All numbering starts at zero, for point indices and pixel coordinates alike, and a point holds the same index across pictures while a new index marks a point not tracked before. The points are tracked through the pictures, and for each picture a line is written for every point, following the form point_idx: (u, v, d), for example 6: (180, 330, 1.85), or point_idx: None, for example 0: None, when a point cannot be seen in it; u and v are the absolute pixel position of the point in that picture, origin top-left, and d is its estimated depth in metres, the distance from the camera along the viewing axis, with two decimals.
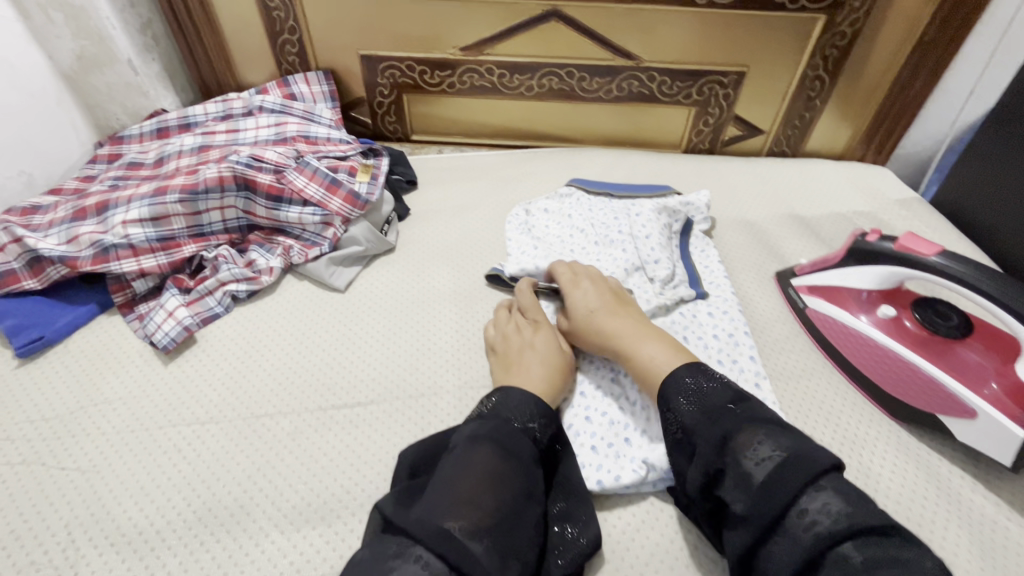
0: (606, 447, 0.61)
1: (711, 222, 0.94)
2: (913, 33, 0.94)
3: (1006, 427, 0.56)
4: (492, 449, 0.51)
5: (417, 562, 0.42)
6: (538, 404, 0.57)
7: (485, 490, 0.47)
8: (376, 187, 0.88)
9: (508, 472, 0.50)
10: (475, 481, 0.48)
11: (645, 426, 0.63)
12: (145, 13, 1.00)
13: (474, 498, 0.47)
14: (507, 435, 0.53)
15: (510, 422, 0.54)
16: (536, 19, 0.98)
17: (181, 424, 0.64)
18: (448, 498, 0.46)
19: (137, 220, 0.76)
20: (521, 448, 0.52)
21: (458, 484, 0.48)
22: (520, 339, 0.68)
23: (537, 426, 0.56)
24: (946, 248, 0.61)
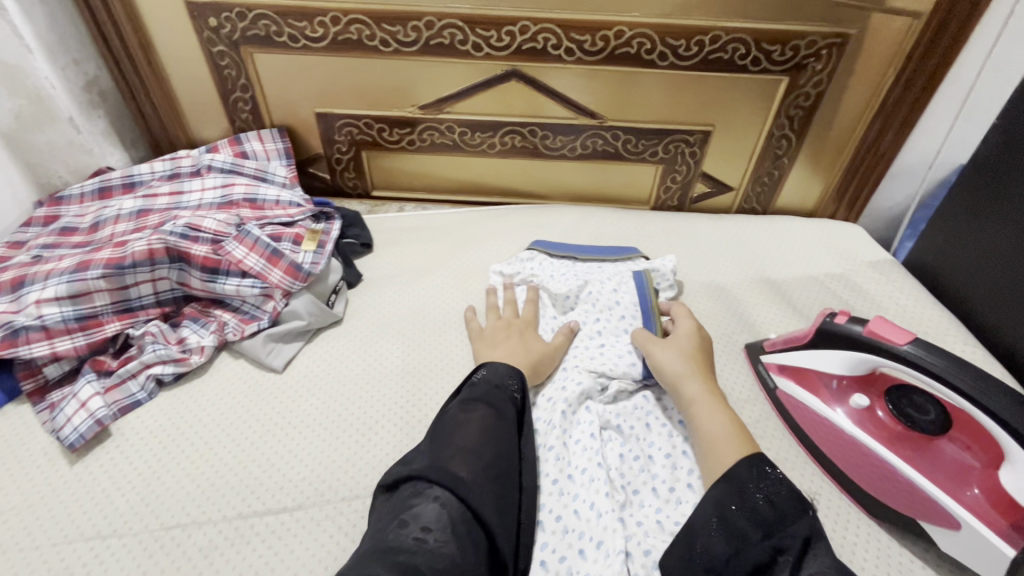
0: (557, 562, 0.56)
1: (678, 287, 0.90)
2: (877, 94, 0.93)
3: (993, 543, 0.51)
4: (485, 409, 0.57)
5: (434, 499, 0.48)
6: (518, 374, 0.63)
7: (483, 442, 0.54)
8: (322, 256, 0.83)
9: (501, 429, 0.56)
10: (475, 434, 0.54)
11: (602, 536, 0.57)
12: (90, 71, 0.96)
13: (475, 447, 0.53)
14: (495, 398, 0.59)
15: (497, 387, 0.61)
16: (496, 79, 0.95)
17: (80, 539, 0.57)
18: (453, 447, 0.52)
19: (53, 298, 0.70)
20: (507, 410, 0.59)
21: (459, 437, 0.54)
22: (506, 331, 0.76)
23: (520, 395, 0.62)
24: (917, 336, 0.57)
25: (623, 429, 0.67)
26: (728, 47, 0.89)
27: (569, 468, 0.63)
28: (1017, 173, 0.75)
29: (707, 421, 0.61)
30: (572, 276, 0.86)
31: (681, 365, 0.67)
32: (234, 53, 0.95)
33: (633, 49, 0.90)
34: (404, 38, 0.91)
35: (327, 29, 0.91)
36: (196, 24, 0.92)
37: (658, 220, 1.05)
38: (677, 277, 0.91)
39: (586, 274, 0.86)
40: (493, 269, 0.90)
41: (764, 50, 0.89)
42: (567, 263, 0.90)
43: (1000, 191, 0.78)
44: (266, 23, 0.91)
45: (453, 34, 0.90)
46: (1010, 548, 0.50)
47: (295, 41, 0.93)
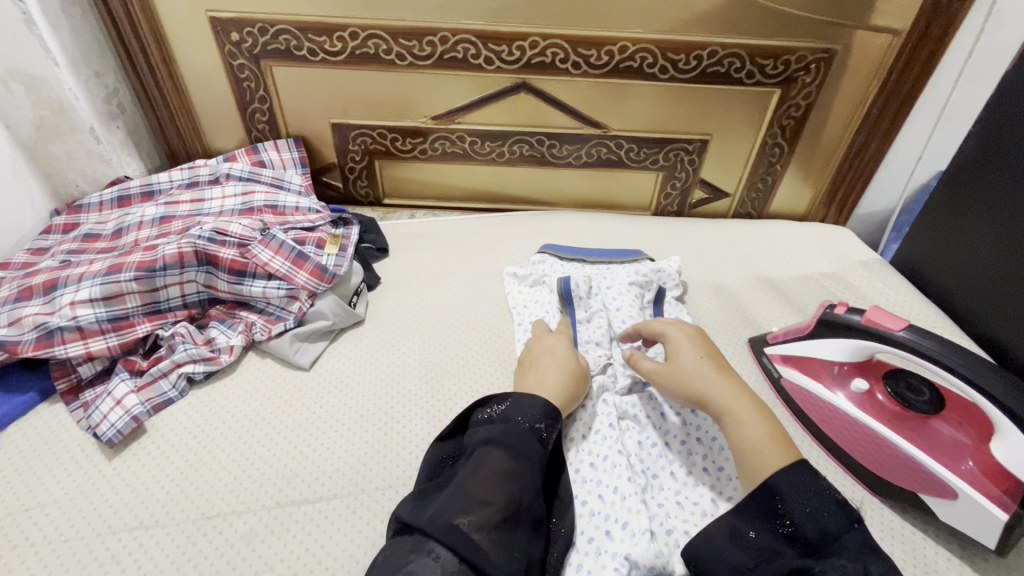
0: (586, 543, 0.58)
1: (683, 286, 0.95)
2: (863, 104, 0.99)
3: (989, 510, 0.55)
4: (502, 450, 0.55)
5: (430, 555, 0.48)
6: (546, 406, 0.60)
7: (494, 489, 0.52)
8: (344, 259, 0.86)
9: (518, 472, 0.54)
10: (487, 481, 0.53)
11: (627, 517, 0.59)
12: (111, 83, 0.99)
13: (486, 496, 0.52)
14: (516, 437, 0.57)
15: (518, 423, 0.58)
16: (505, 90, 1.00)
17: (123, 529, 0.59)
18: (462, 496, 0.51)
19: (87, 299, 0.72)
20: (526, 449, 0.56)
21: (470, 484, 0.52)
22: (540, 347, 0.73)
23: (543, 427, 0.59)
24: (912, 323, 0.62)
25: (640, 417, 0.70)
26: (724, 61, 0.95)
27: (591, 456, 0.66)
28: (993, 176, 0.82)
29: (744, 434, 0.55)
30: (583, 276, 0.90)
31: (693, 385, 0.61)
32: (254, 65, 0.99)
33: (636, 63, 0.95)
34: (419, 52, 0.95)
35: (346, 44, 0.95)
36: (218, 38, 0.96)
37: (660, 225, 1.10)
38: (681, 277, 0.96)
39: (596, 274, 0.91)
40: (508, 272, 0.94)
41: (757, 64, 0.95)
42: (578, 265, 0.94)
43: (977, 194, 0.84)
44: (286, 38, 0.95)
45: (467, 48, 0.95)
46: (1004, 514, 0.54)
47: (315, 55, 0.97)
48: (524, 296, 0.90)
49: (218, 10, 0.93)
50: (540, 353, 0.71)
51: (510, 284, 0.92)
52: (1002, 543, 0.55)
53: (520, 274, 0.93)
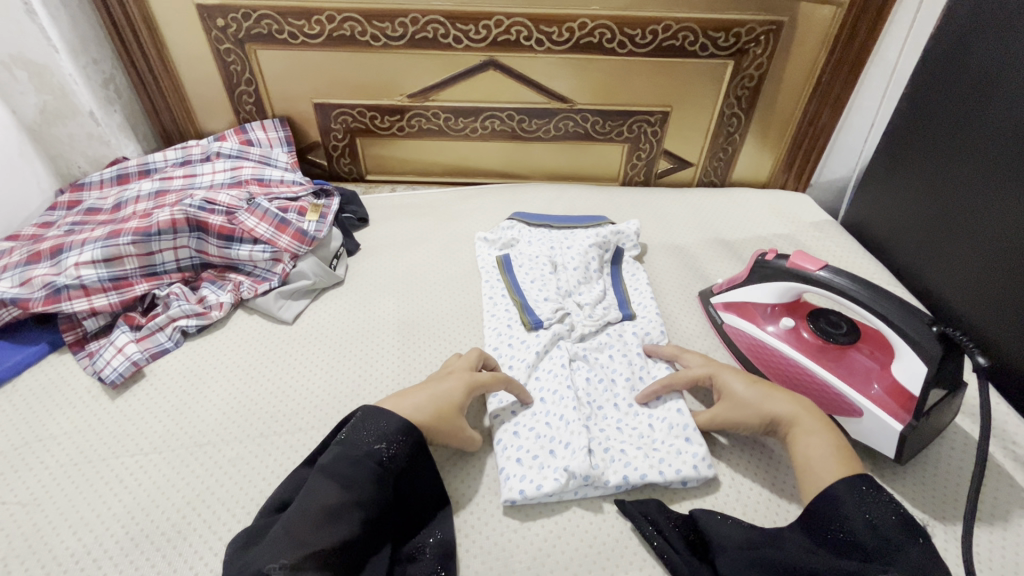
0: (531, 459, 0.65)
1: (643, 248, 1.01)
2: (813, 73, 1.05)
3: (887, 423, 0.62)
4: (336, 482, 0.53)
5: None
6: (399, 426, 0.59)
7: (321, 526, 0.50)
8: (325, 225, 0.94)
9: (350, 502, 0.53)
10: (314, 519, 0.50)
11: (570, 438, 0.66)
12: (108, 70, 1.06)
13: (311, 536, 0.50)
14: (351, 465, 0.55)
15: (357, 447, 0.56)
16: (474, 68, 1.07)
17: (125, 455, 0.67)
18: (284, 537, 0.49)
19: (90, 261, 0.79)
20: (365, 476, 0.55)
21: (294, 525, 0.50)
22: (440, 376, 0.69)
23: (385, 450, 0.57)
24: (829, 263, 0.68)
25: (589, 358, 0.77)
26: (679, 35, 1.01)
27: (541, 391, 0.72)
28: (923, 136, 0.88)
29: (808, 444, 0.60)
30: (548, 239, 0.97)
31: (761, 415, 0.64)
32: (239, 49, 1.06)
33: (596, 38, 1.02)
34: (392, 33, 1.02)
35: (323, 27, 1.02)
36: (205, 25, 1.03)
37: (626, 194, 1.17)
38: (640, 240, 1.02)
39: (559, 238, 0.97)
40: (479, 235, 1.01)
41: (710, 37, 1.01)
42: (543, 230, 1.01)
43: (911, 152, 0.90)
44: (268, 22, 1.01)
45: (436, 28, 1.01)
46: (899, 426, 0.61)
47: (295, 38, 1.03)
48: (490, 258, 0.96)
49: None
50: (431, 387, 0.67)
51: (481, 247, 0.98)
52: (900, 453, 0.62)
53: (492, 237, 0.99)
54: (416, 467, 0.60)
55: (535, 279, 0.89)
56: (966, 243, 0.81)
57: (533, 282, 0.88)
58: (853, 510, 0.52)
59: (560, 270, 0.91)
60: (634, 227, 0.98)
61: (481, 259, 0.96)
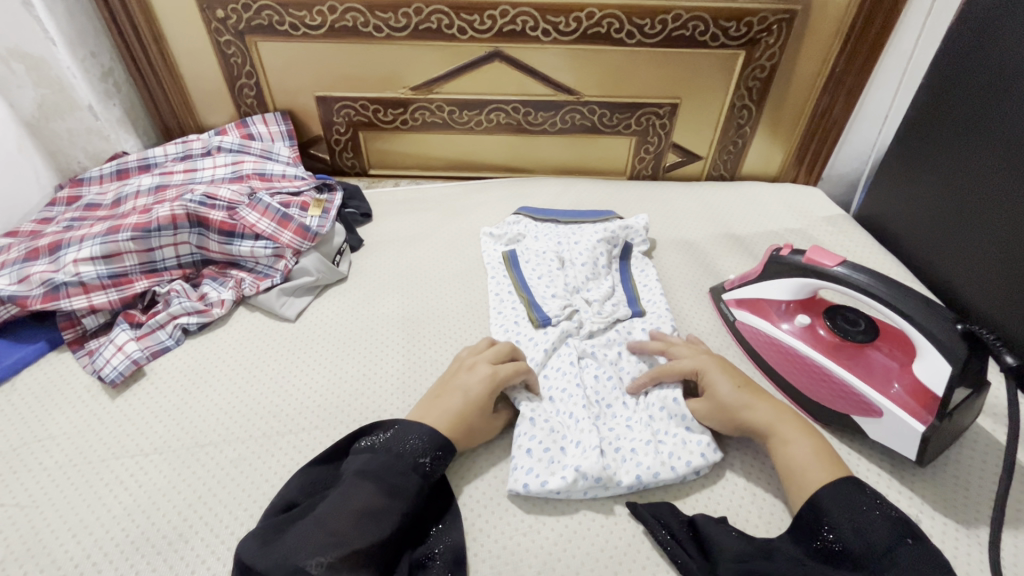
0: (542, 451, 0.63)
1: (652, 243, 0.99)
2: (827, 62, 1.02)
3: (909, 424, 0.60)
4: (377, 486, 0.54)
5: None
6: (445, 440, 0.59)
7: (358, 528, 0.50)
8: (327, 220, 0.92)
9: (388, 508, 0.53)
10: (350, 521, 0.51)
11: (582, 437, 0.64)
12: (106, 63, 1.04)
13: (346, 536, 0.50)
14: (394, 472, 0.55)
15: (402, 454, 0.57)
16: (479, 60, 1.04)
17: (126, 456, 0.66)
18: (319, 533, 0.49)
19: (89, 258, 0.78)
20: (404, 484, 0.55)
21: (329, 523, 0.50)
22: (463, 376, 0.66)
23: (429, 462, 0.57)
24: (847, 259, 0.66)
25: (598, 355, 0.75)
26: (689, 25, 0.98)
27: (553, 389, 0.71)
28: (941, 127, 0.85)
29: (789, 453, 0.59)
30: (554, 234, 0.95)
31: (740, 421, 0.63)
32: (239, 41, 1.03)
33: (604, 29, 0.99)
34: (395, 24, 1.00)
35: (325, 18, 0.99)
36: (205, 16, 1.01)
37: (634, 188, 1.15)
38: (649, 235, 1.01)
39: (567, 233, 0.96)
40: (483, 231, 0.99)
41: (721, 26, 0.98)
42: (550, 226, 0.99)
43: (928, 144, 0.88)
44: (269, 13, 0.99)
45: (440, 19, 0.99)
46: (921, 427, 0.59)
47: (296, 30, 1.01)
48: (494, 254, 0.94)
49: None
50: (456, 388, 0.65)
51: (487, 241, 0.97)
52: (921, 454, 0.60)
53: (499, 232, 0.97)
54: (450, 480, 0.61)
55: (542, 276, 0.87)
56: (987, 237, 0.79)
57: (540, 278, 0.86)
58: (871, 516, 0.51)
59: (567, 266, 0.89)
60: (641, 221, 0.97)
61: (486, 255, 0.95)
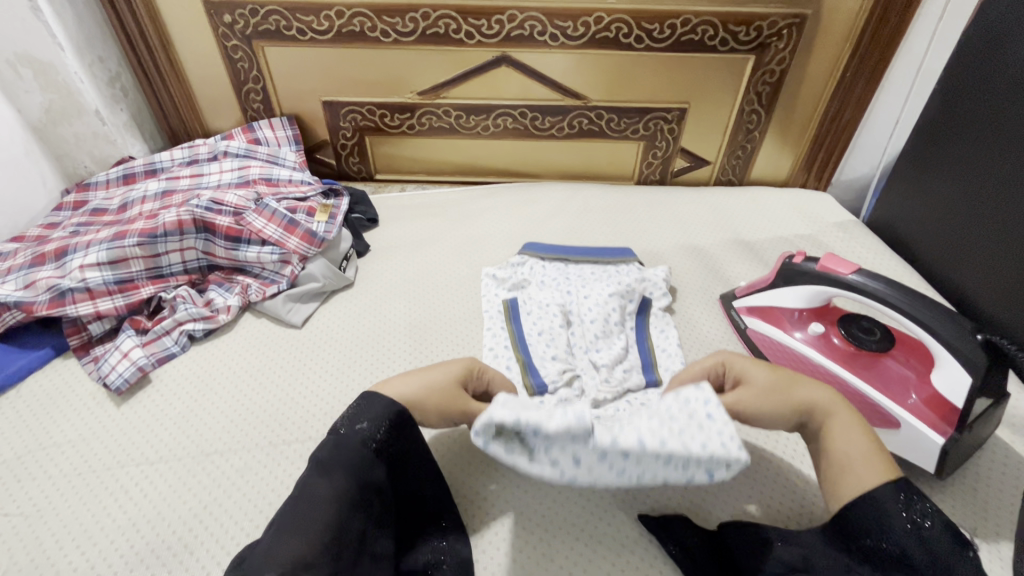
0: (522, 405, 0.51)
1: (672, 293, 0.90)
2: (837, 68, 1.01)
3: (928, 436, 0.59)
4: (324, 472, 0.47)
5: None
6: (388, 405, 0.52)
7: (312, 521, 0.44)
8: (334, 226, 0.92)
9: (342, 498, 0.46)
10: (301, 518, 0.44)
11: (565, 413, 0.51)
12: (113, 67, 1.04)
13: (296, 535, 0.43)
14: (339, 451, 0.48)
15: (339, 430, 0.50)
16: (486, 65, 1.04)
17: (131, 464, 0.65)
18: (272, 546, 0.42)
19: (95, 264, 0.78)
20: (354, 460, 0.48)
21: (280, 531, 0.43)
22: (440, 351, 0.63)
23: (378, 434, 0.51)
24: (862, 266, 0.65)
25: None
26: (698, 29, 0.98)
27: None
28: (956, 132, 0.84)
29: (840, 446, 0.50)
30: (565, 278, 0.88)
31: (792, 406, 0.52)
32: (246, 46, 1.03)
33: (613, 33, 0.99)
34: (402, 29, 0.99)
35: (332, 23, 0.99)
36: (212, 21, 1.01)
37: (641, 193, 1.14)
38: (670, 283, 0.91)
39: (577, 276, 0.88)
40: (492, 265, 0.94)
41: (730, 31, 0.98)
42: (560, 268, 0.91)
43: (941, 149, 0.87)
44: (276, 18, 0.99)
45: (448, 24, 0.98)
46: (941, 440, 0.58)
47: (303, 34, 1.01)
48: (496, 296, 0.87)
49: None
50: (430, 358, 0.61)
51: (489, 278, 0.90)
52: (941, 467, 0.59)
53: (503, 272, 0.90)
54: (404, 444, 0.54)
55: (545, 330, 0.78)
56: (1003, 244, 0.78)
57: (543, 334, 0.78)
58: None
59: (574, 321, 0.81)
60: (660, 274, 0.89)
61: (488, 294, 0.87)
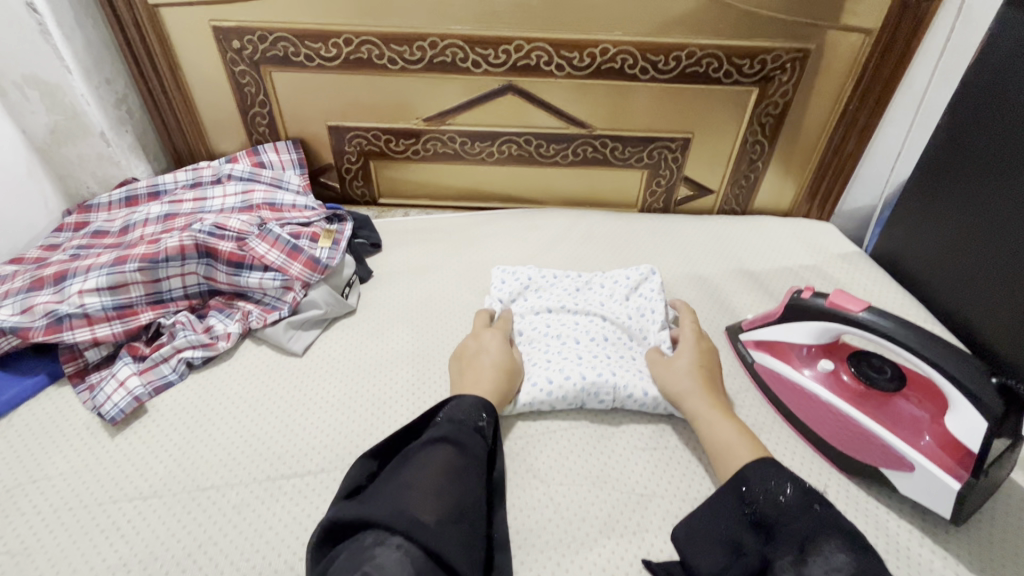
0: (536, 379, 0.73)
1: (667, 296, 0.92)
2: (840, 101, 1.02)
3: (943, 481, 0.58)
4: (455, 448, 0.57)
5: (396, 548, 0.46)
6: (493, 405, 0.64)
7: (445, 481, 0.54)
8: (337, 252, 0.91)
9: (463, 466, 0.56)
10: (441, 476, 0.54)
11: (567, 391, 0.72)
12: (120, 90, 1.05)
13: (439, 492, 0.52)
14: (466, 434, 0.59)
15: (463, 421, 0.61)
16: (492, 93, 1.05)
17: (123, 500, 0.63)
18: (412, 492, 0.52)
19: (94, 289, 0.77)
20: (478, 447, 0.59)
21: (416, 482, 0.53)
22: (477, 344, 0.76)
23: (485, 424, 0.62)
24: (872, 304, 0.64)
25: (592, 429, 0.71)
26: (702, 62, 0.99)
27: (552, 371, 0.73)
28: (960, 168, 0.84)
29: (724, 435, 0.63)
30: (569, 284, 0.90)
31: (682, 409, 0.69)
32: (254, 72, 1.04)
33: (618, 64, 1.00)
34: (410, 57, 1.00)
35: (340, 50, 1.00)
36: (221, 46, 1.01)
37: (645, 221, 1.14)
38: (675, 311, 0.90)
39: (577, 280, 0.90)
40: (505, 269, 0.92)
41: (734, 64, 0.99)
42: (567, 289, 0.89)
43: (944, 184, 0.87)
44: (285, 44, 1.00)
45: (455, 53, 0.99)
46: (956, 485, 0.57)
47: (311, 61, 1.02)
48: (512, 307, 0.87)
49: (220, 20, 0.98)
50: (474, 355, 0.74)
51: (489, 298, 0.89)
52: (956, 513, 0.58)
53: (502, 287, 0.89)
54: (497, 444, 0.65)
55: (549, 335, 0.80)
56: (1011, 281, 0.77)
57: (550, 369, 0.74)
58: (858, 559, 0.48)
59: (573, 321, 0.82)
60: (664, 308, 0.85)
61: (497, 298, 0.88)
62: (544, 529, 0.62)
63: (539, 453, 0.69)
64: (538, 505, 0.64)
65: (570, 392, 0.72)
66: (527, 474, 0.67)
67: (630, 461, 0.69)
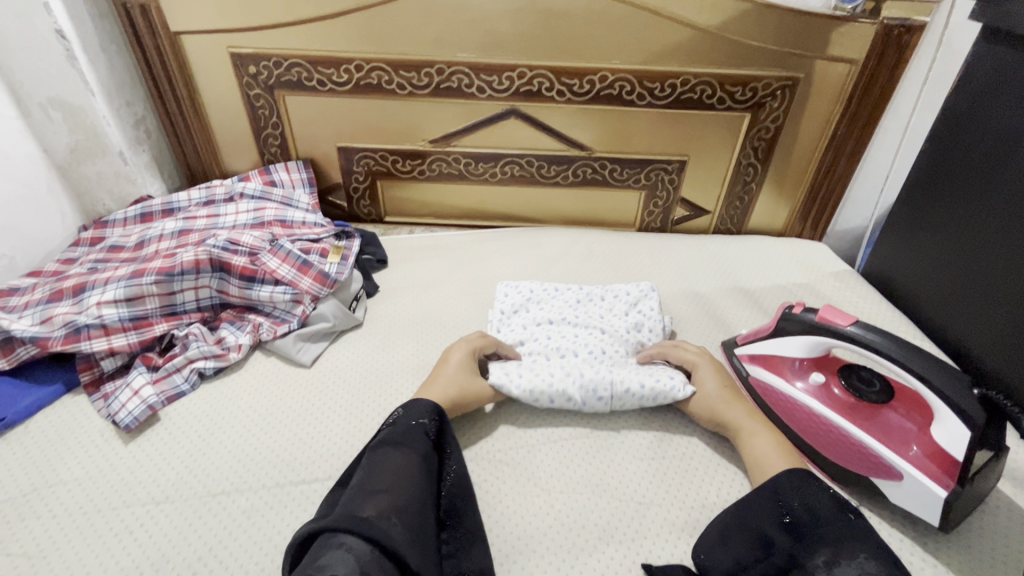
0: (536, 379, 0.76)
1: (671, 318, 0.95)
2: (828, 128, 1.07)
3: (930, 489, 0.60)
4: (396, 448, 0.59)
5: (341, 546, 0.46)
6: (433, 405, 0.66)
7: (392, 480, 0.55)
8: (345, 267, 0.94)
9: (409, 463, 0.58)
10: (385, 474, 0.55)
11: (570, 394, 0.75)
12: (139, 111, 1.10)
13: (384, 489, 0.53)
14: (406, 433, 0.61)
15: (406, 424, 0.62)
16: (496, 116, 1.09)
17: (136, 504, 0.65)
18: (362, 493, 0.53)
19: (112, 300, 0.79)
20: (419, 445, 0.61)
21: (365, 483, 0.54)
22: (446, 356, 0.78)
23: (430, 424, 0.64)
24: (860, 319, 0.66)
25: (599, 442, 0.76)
26: (697, 89, 1.04)
27: (551, 373, 0.76)
28: (943, 190, 0.88)
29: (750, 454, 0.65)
30: (567, 298, 0.93)
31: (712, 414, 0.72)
32: (268, 95, 1.09)
33: (616, 90, 1.04)
34: (418, 83, 1.05)
35: (351, 76, 1.05)
36: (237, 71, 1.06)
37: (644, 240, 1.17)
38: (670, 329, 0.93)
39: (575, 294, 0.94)
40: (517, 283, 0.96)
41: (727, 91, 1.03)
42: (567, 302, 0.92)
43: (929, 206, 0.91)
44: (298, 70, 1.05)
45: (461, 79, 1.04)
46: (943, 493, 0.59)
47: (323, 85, 1.07)
48: (514, 323, 0.89)
49: (238, 47, 1.03)
50: (441, 363, 0.77)
51: (491, 311, 0.92)
52: (944, 520, 0.60)
53: (505, 299, 0.93)
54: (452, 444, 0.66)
55: (551, 345, 0.82)
56: (994, 299, 0.80)
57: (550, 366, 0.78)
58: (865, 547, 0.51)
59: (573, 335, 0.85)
60: (659, 325, 0.88)
61: (499, 316, 0.90)
62: (545, 535, 0.63)
63: (541, 458, 0.72)
64: (539, 512, 0.66)
65: (570, 393, 0.74)
66: (528, 480, 0.69)
67: (628, 470, 0.70)
